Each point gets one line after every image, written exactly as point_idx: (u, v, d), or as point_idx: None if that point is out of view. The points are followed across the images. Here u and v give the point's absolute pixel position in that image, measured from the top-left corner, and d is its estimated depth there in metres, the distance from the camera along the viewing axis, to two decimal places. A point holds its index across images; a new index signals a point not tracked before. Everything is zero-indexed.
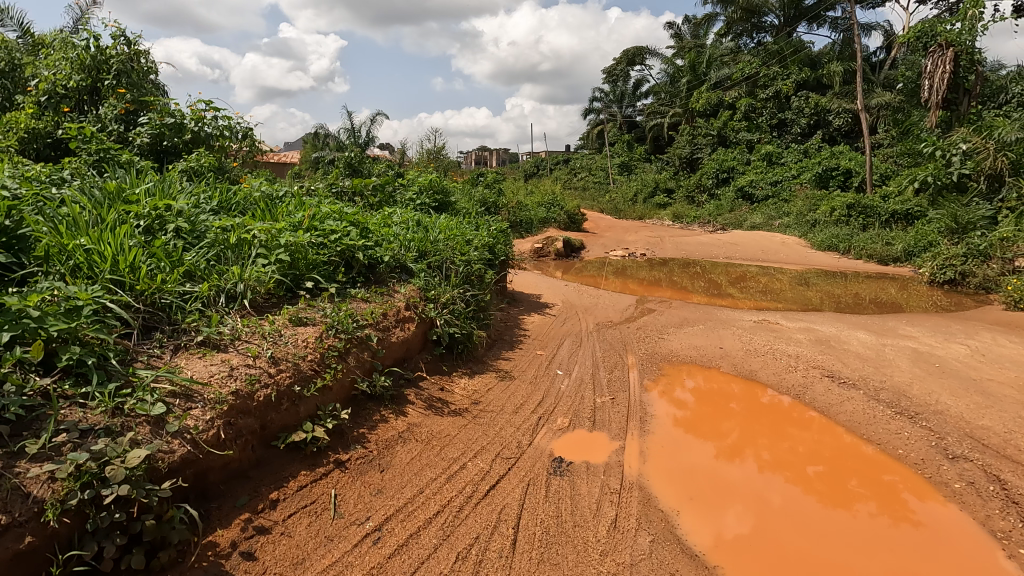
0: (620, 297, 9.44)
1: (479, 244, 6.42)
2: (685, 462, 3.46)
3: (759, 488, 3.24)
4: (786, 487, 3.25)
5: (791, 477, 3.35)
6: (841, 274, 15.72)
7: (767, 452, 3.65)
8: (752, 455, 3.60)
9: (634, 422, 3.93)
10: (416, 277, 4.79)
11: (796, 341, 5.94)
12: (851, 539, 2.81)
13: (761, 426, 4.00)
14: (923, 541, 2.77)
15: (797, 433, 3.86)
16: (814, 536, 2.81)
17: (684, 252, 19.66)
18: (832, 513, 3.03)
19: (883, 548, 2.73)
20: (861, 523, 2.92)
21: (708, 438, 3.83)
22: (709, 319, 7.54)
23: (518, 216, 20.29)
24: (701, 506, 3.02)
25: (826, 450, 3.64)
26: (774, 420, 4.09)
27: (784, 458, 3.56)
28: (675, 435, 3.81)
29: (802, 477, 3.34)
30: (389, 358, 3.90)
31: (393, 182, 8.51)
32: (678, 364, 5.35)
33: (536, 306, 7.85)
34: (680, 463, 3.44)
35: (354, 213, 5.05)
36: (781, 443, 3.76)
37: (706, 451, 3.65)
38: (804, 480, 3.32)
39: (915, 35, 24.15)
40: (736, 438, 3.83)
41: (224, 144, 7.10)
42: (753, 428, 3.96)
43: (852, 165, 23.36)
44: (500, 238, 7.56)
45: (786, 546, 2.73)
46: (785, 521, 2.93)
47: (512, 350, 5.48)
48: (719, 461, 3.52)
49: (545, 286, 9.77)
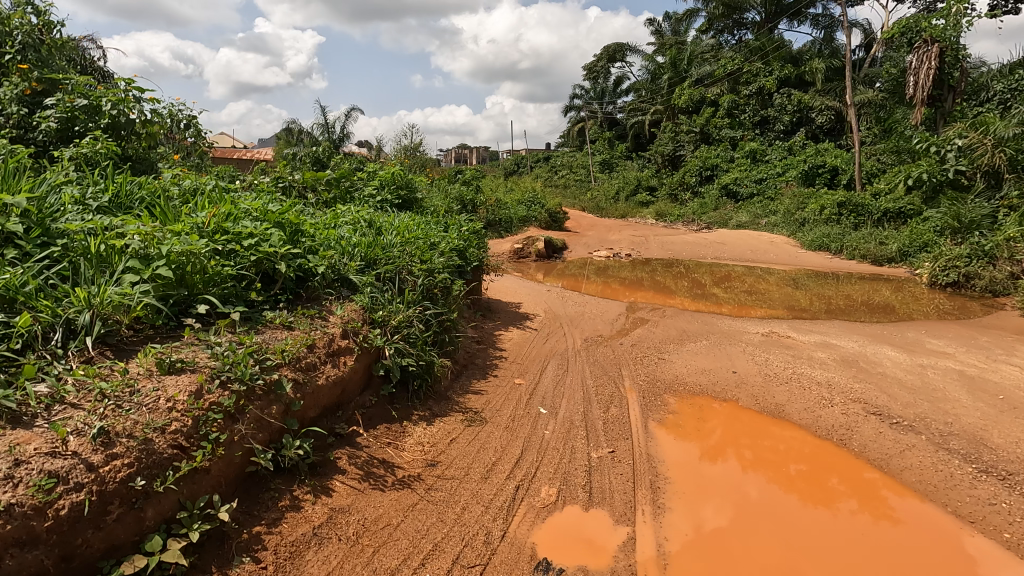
0: (607, 305, 8.51)
1: (446, 248, 5.42)
2: (663, 458, 3.34)
3: (737, 482, 3.14)
4: (766, 485, 3.12)
5: (773, 475, 3.21)
6: (833, 275, 15.07)
7: (749, 450, 3.50)
8: (733, 454, 3.46)
9: (647, 492, 2.96)
10: (359, 293, 3.76)
11: (819, 362, 5.05)
12: (830, 536, 2.68)
13: (743, 424, 3.84)
14: (902, 539, 2.65)
15: (780, 432, 3.71)
16: (793, 531, 2.69)
17: (670, 252, 18.86)
18: (814, 511, 2.88)
19: (864, 545, 2.61)
20: (843, 522, 2.78)
21: (688, 435, 3.68)
22: (711, 332, 6.63)
23: (496, 215, 19.25)
24: (677, 499, 2.92)
25: (808, 447, 3.51)
26: (755, 417, 3.95)
27: (766, 456, 3.42)
28: (654, 433, 3.65)
29: (783, 475, 3.20)
30: (308, 413, 2.86)
31: (351, 175, 7.54)
32: (683, 391, 4.44)
33: (515, 319, 6.85)
34: (658, 459, 3.32)
35: (285, 211, 4.03)
36: (762, 441, 3.62)
37: (685, 448, 3.49)
38: (784, 476, 3.19)
39: (899, 30, 23.77)
40: (717, 437, 3.66)
41: (155, 133, 5.84)
42: (734, 427, 3.80)
43: (839, 162, 22.81)
44: (474, 239, 6.56)
45: (764, 539, 2.63)
46: (763, 516, 2.82)
47: (483, 380, 4.46)
48: (699, 458, 3.38)
49: (525, 292, 8.77)
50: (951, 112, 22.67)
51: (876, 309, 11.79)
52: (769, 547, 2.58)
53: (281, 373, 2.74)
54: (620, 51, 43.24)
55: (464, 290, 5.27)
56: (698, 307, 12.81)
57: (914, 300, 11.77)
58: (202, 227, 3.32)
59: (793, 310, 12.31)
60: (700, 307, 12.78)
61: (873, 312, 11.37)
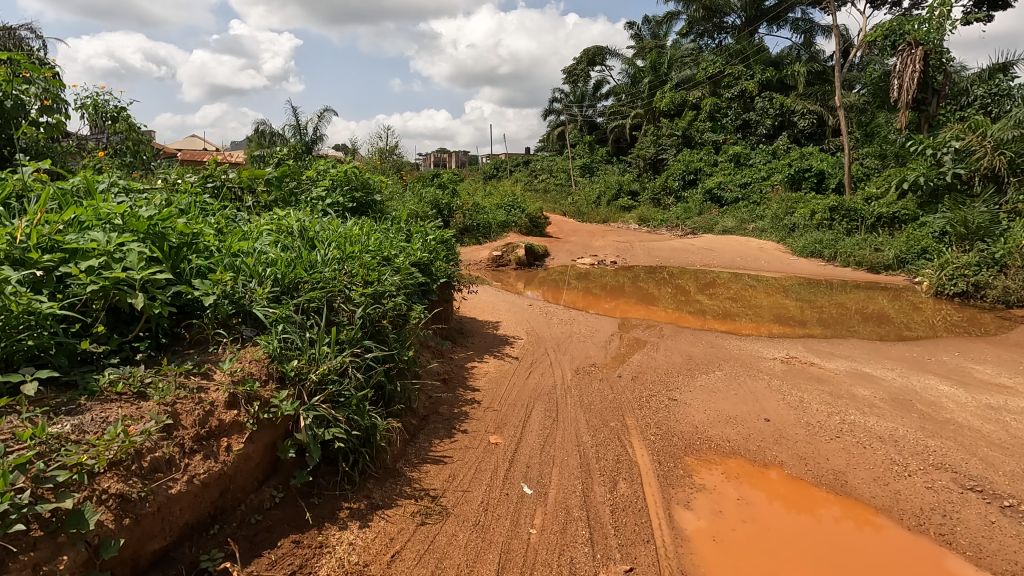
0: (598, 324, 7.52)
1: (404, 263, 4.33)
2: (639, 466, 3.19)
3: (715, 486, 3.02)
4: (748, 490, 3.00)
5: (754, 482, 3.07)
6: (827, 283, 14.34)
7: (730, 456, 3.35)
8: (715, 462, 3.27)
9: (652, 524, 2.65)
10: (264, 337, 2.65)
11: (868, 404, 4.08)
12: (816, 545, 2.55)
13: (725, 431, 3.68)
14: (887, 544, 2.54)
15: (761, 437, 3.57)
16: (775, 541, 2.58)
17: (656, 258, 17.99)
18: (796, 518, 2.75)
19: (851, 555, 2.49)
20: (827, 529, 2.66)
21: (667, 441, 3.53)
22: (723, 360, 5.67)
23: (474, 219, 18.17)
24: (654, 507, 2.79)
25: (788, 451, 3.38)
26: (737, 425, 3.77)
27: (747, 462, 3.28)
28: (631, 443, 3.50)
29: (766, 481, 3.07)
30: (141, 550, 1.75)
31: (300, 173, 6.50)
32: (706, 448, 3.45)
33: (493, 344, 5.79)
34: (633, 467, 3.18)
35: (170, 217, 2.95)
36: (743, 446, 3.48)
37: (665, 455, 3.34)
38: (765, 481, 3.06)
39: (883, 33, 23.34)
40: (700, 445, 3.48)
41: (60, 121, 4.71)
42: (716, 434, 3.64)
43: (825, 166, 22.30)
44: (442, 248, 5.51)
45: (747, 554, 2.50)
46: (743, 523, 2.72)
47: (447, 444, 3.37)
48: (679, 464, 3.24)
49: (504, 308, 7.73)
50: (935, 116, 22.37)
51: (874, 320, 11.11)
52: (756, 563, 2.43)
53: (82, 495, 1.62)
54: (599, 54, 42.57)
55: (425, 317, 4.19)
56: (688, 317, 11.92)
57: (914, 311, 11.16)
58: (18, 240, 2.22)
59: (783, 319, 11.59)
60: (691, 317, 11.89)
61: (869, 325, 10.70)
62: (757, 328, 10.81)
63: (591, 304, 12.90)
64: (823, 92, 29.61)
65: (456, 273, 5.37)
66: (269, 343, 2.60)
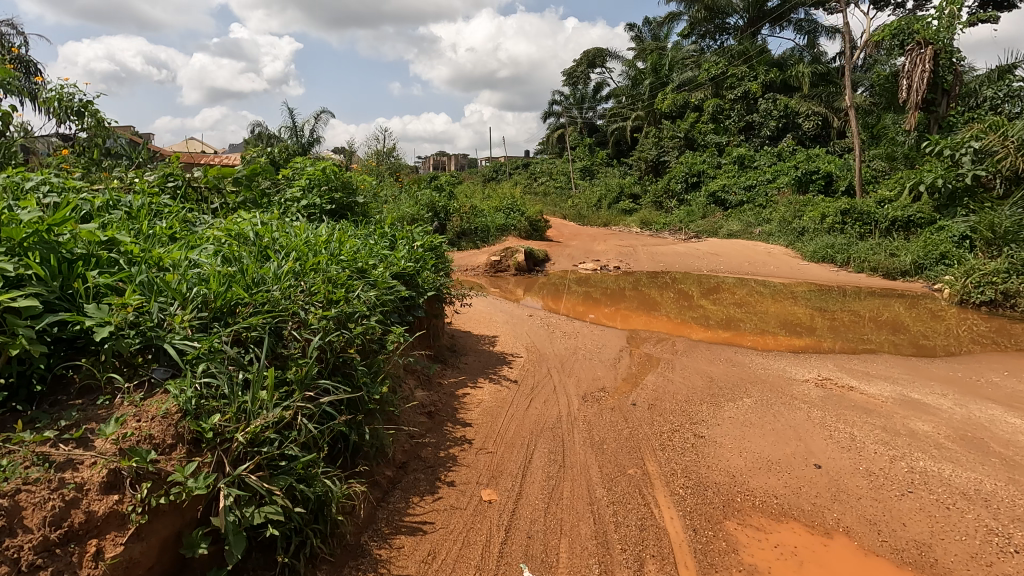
0: (604, 338, 6.87)
1: (382, 277, 3.67)
2: (655, 504, 2.81)
3: (743, 526, 2.64)
4: (778, 528, 2.63)
5: (784, 518, 2.70)
6: (840, 289, 13.71)
7: (754, 488, 2.97)
8: (741, 498, 2.87)
9: None
10: (178, 382, 1.98)
11: (936, 445, 3.43)
12: None
13: (749, 460, 3.27)
14: None
15: (790, 468, 3.17)
16: None
17: (661, 263, 17.33)
18: (833, 560, 2.41)
19: None
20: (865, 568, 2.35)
21: (684, 474, 3.12)
22: (749, 383, 5.01)
23: (471, 223, 17.53)
24: (677, 551, 2.43)
25: (822, 484, 2.99)
26: (762, 454, 3.34)
27: (774, 495, 2.91)
28: (646, 477, 3.09)
29: (798, 519, 2.69)
30: None
31: (276, 173, 5.87)
32: (749, 507, 2.79)
33: (489, 366, 5.13)
34: (649, 505, 2.80)
35: (71, 220, 2.30)
36: (771, 478, 3.08)
37: (684, 490, 2.95)
38: (798, 521, 2.68)
39: (891, 32, 22.39)
40: (721, 477, 3.08)
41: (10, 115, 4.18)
42: (738, 464, 3.23)
43: (833, 168, 21.71)
44: (431, 256, 4.85)
45: None
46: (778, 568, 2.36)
47: (428, 505, 2.70)
48: (698, 499, 2.86)
49: (502, 321, 7.08)
50: (945, 117, 21.45)
51: (890, 329, 10.68)
52: None
53: None
54: (599, 56, 42.02)
55: (406, 341, 3.54)
56: (697, 325, 11.25)
57: (934, 322, 10.83)
58: None
59: (792, 326, 11.08)
60: (702, 325, 11.23)
61: (887, 337, 10.16)
62: (771, 338, 10.16)
63: (595, 311, 12.23)
64: (828, 94, 29.02)
65: (447, 283, 4.72)
66: (181, 389, 1.94)
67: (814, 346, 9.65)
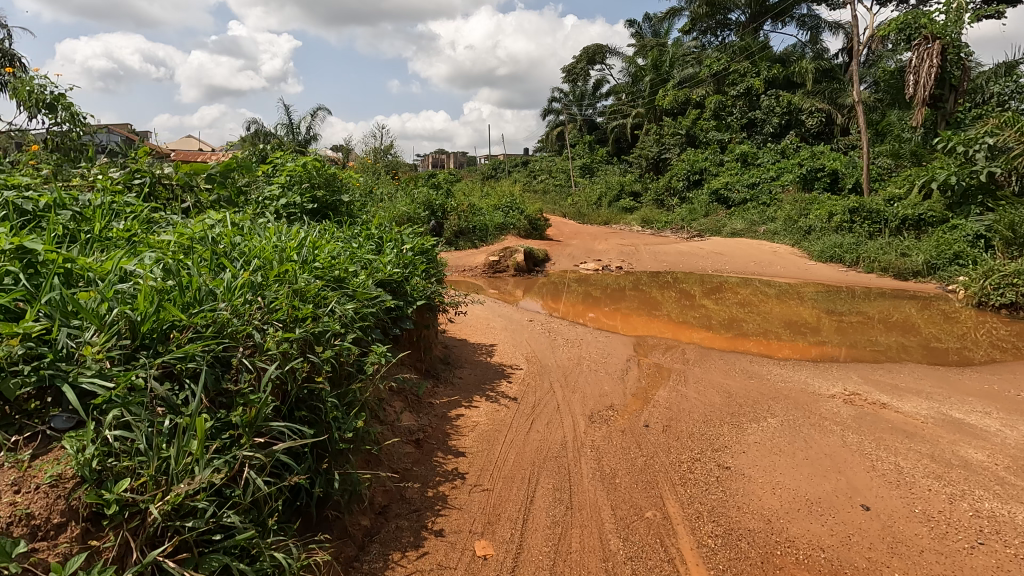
0: (610, 346, 6.44)
1: (363, 288, 3.22)
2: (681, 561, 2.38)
3: None
4: None
5: None
6: (849, 290, 13.28)
7: (794, 537, 2.54)
8: (781, 551, 2.44)
9: None
10: (79, 435, 1.54)
11: (998, 480, 3.00)
12: None
13: (784, 498, 2.84)
14: None
15: (833, 510, 2.74)
16: None
17: (663, 262, 16.88)
18: None
19: None
20: None
21: (711, 519, 2.69)
22: (771, 399, 4.57)
23: (469, 222, 17.07)
24: None
25: (874, 532, 2.55)
26: (799, 491, 2.91)
27: (818, 545, 2.48)
28: (666, 522, 2.66)
29: None
30: None
31: (255, 168, 5.40)
32: (792, 564, 2.37)
33: (485, 379, 4.70)
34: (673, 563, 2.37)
35: None
36: (812, 523, 2.64)
37: (712, 540, 2.52)
38: None
39: (897, 27, 21.53)
40: (754, 522, 2.65)
41: None
42: (772, 504, 2.80)
43: (839, 165, 21.27)
44: (422, 260, 4.39)
45: None
46: None
47: (410, 563, 2.27)
48: (730, 554, 2.43)
49: (501, 327, 6.65)
50: (952, 114, 20.86)
51: (900, 331, 10.39)
52: None
53: None
54: (598, 53, 41.46)
55: (390, 361, 3.10)
56: (703, 328, 10.82)
57: (949, 325, 10.51)
58: None
59: (796, 327, 10.83)
60: (708, 327, 10.80)
61: (902, 342, 9.76)
62: (781, 341, 9.74)
63: (597, 313, 11.80)
64: (832, 90, 28.54)
65: (441, 291, 4.28)
66: (81, 445, 1.50)
67: (826, 352, 9.23)
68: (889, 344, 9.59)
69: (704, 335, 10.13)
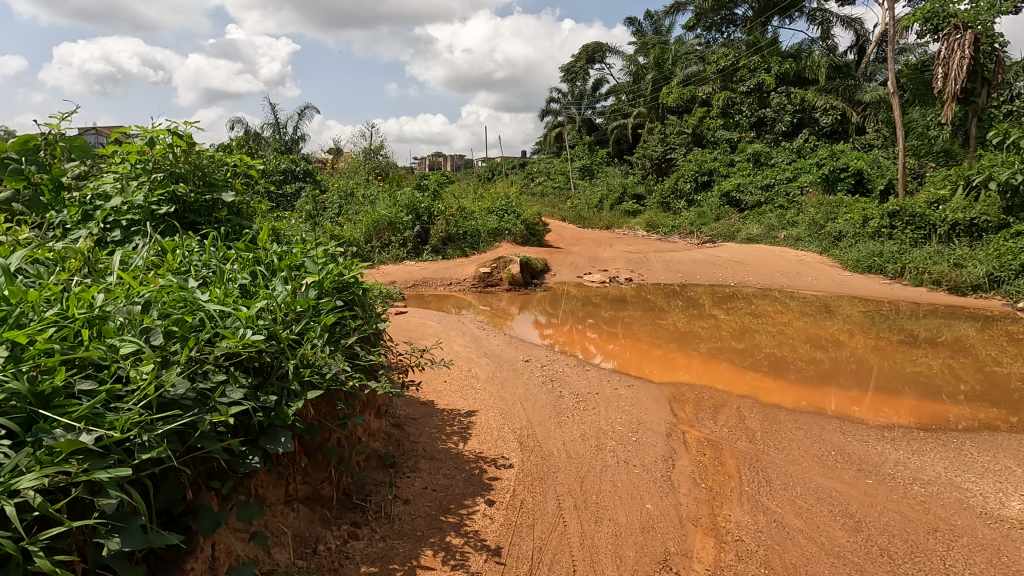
0: (638, 409, 4.60)
1: (116, 420, 1.36)
2: None
3: None
4: None
5: None
6: (895, 305, 11.46)
7: None
8: None
9: None
10: None
11: None
12: None
13: None
14: None
15: None
16: None
17: (678, 272, 15.00)
18: None
19: None
20: None
21: None
22: (933, 537, 2.75)
23: (459, 227, 15.14)
24: None
25: None
26: None
27: None
28: None
29: None
30: None
31: (96, 148, 3.41)
32: None
33: (450, 499, 2.84)
34: None
35: None
36: None
37: None
38: None
39: (922, 17, 18.63)
40: None
41: None
42: None
43: (863, 165, 19.51)
44: (332, 305, 2.46)
45: None
46: None
47: None
48: None
49: (487, 381, 4.84)
50: (985, 110, 18.22)
51: (965, 354, 8.75)
52: None
53: None
54: (598, 50, 39.60)
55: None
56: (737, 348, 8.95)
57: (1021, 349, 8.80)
58: None
59: (818, 342, 9.31)
60: (729, 344, 9.09)
61: (961, 367, 8.04)
62: (829, 366, 7.97)
63: (605, 331, 9.99)
64: (846, 87, 26.73)
65: (373, 362, 2.38)
66: None
67: (890, 381, 7.40)
68: (955, 373, 7.78)
69: (740, 361, 8.30)
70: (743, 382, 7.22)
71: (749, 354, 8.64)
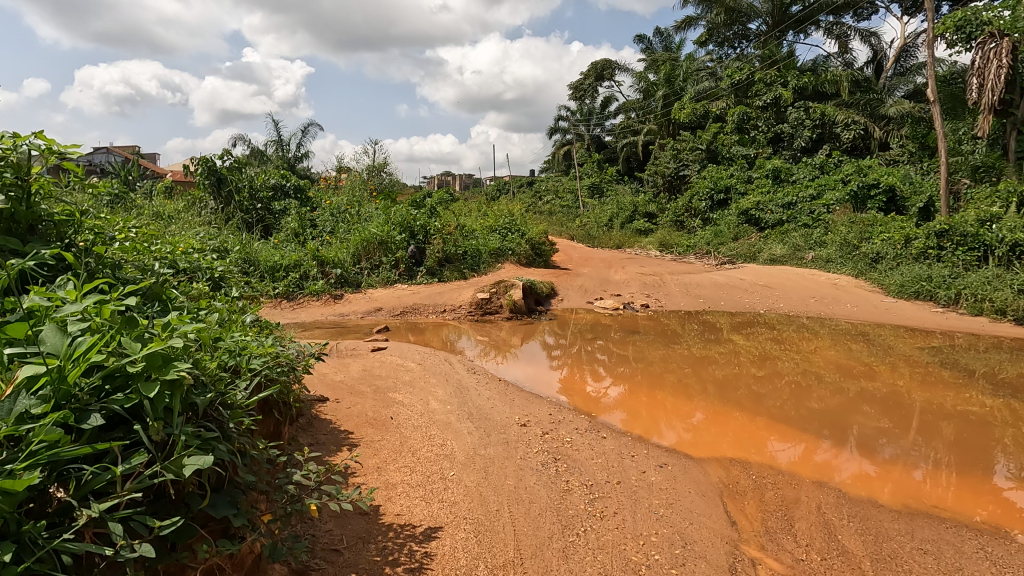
0: (679, 515, 3.17)
1: None
2: None
3: None
4: None
5: None
6: (952, 337, 9.98)
7: None
8: None
9: None
10: None
11: None
12: None
13: None
14: None
15: None
16: None
17: (698, 297, 13.56)
18: None
19: None
20: None
21: None
22: None
23: (457, 248, 13.82)
24: None
25: None
26: None
27: None
28: None
29: None
30: None
31: None
32: None
33: None
34: None
35: None
36: None
37: None
38: None
39: (953, 26, 16.94)
40: None
41: None
42: None
43: (896, 181, 18.04)
44: (49, 439, 1.10)
45: None
46: None
47: None
48: None
49: (461, 467, 3.43)
50: None
51: None
52: None
53: None
54: (607, 67, 38.59)
55: None
56: (770, 374, 7.58)
57: None
58: None
59: (854, 372, 7.88)
60: (746, 369, 7.82)
61: None
62: (860, 399, 6.58)
63: (617, 356, 8.64)
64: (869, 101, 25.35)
65: None
66: None
67: (933, 419, 5.99)
68: None
69: (772, 388, 6.96)
70: (766, 418, 5.80)
71: (766, 379, 7.35)
